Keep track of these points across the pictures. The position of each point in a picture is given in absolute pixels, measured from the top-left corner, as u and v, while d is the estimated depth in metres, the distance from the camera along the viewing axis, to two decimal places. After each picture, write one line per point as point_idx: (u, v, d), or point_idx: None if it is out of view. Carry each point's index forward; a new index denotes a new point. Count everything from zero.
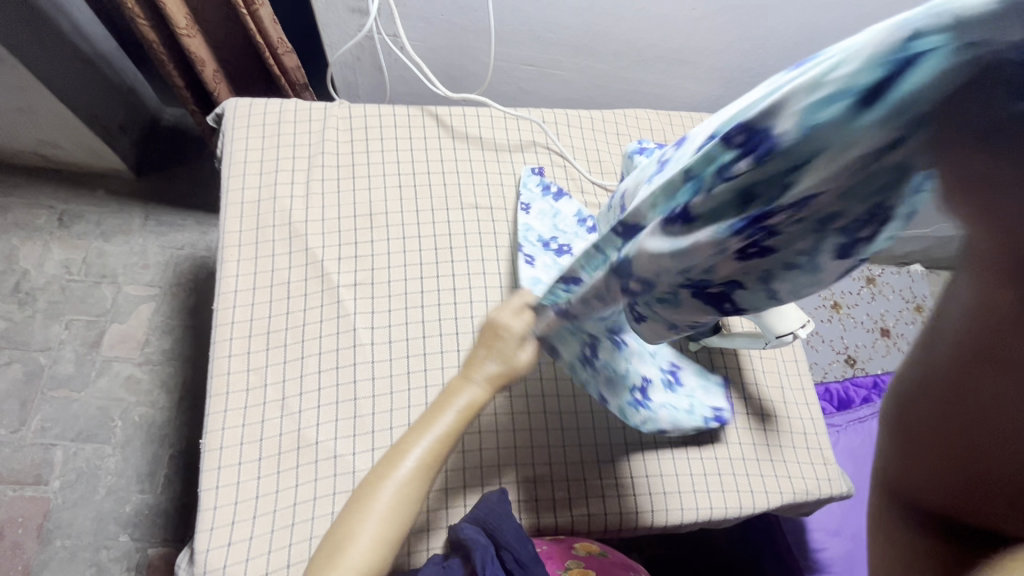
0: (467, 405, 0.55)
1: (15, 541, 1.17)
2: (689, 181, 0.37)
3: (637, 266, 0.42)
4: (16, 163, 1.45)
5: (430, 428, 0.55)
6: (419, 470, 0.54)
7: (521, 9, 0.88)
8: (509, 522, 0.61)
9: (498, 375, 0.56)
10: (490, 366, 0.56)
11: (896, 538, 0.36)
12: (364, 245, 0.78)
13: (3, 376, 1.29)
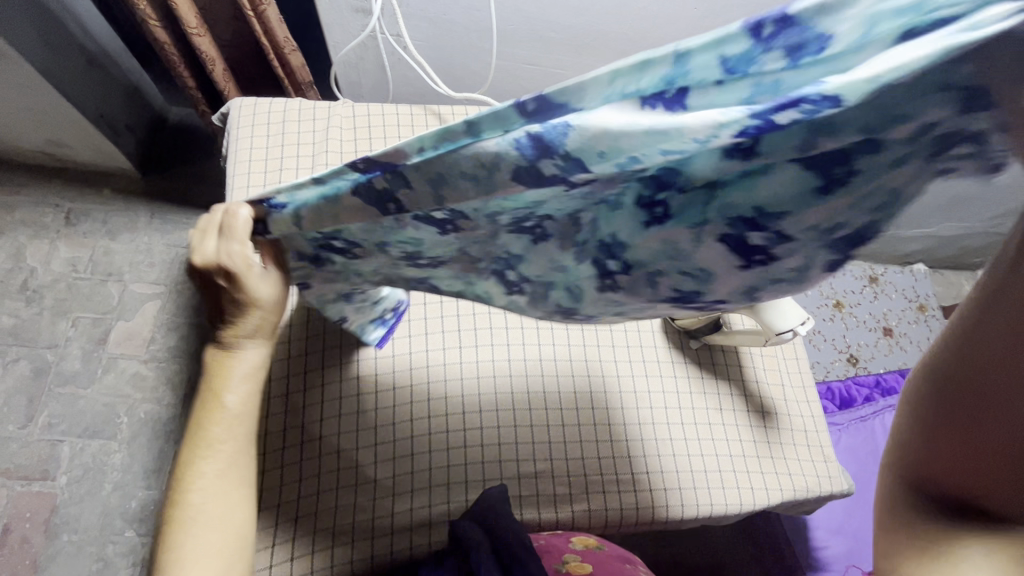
0: (244, 371, 0.54)
1: (23, 535, 1.19)
2: (680, 65, 0.29)
3: (581, 146, 0.32)
4: (25, 162, 1.46)
5: (207, 423, 0.52)
6: (220, 468, 0.52)
7: (522, 9, 0.88)
8: (509, 519, 0.62)
9: (269, 327, 0.54)
10: (251, 322, 0.53)
11: (898, 513, 0.40)
12: None
13: (11, 372, 1.31)
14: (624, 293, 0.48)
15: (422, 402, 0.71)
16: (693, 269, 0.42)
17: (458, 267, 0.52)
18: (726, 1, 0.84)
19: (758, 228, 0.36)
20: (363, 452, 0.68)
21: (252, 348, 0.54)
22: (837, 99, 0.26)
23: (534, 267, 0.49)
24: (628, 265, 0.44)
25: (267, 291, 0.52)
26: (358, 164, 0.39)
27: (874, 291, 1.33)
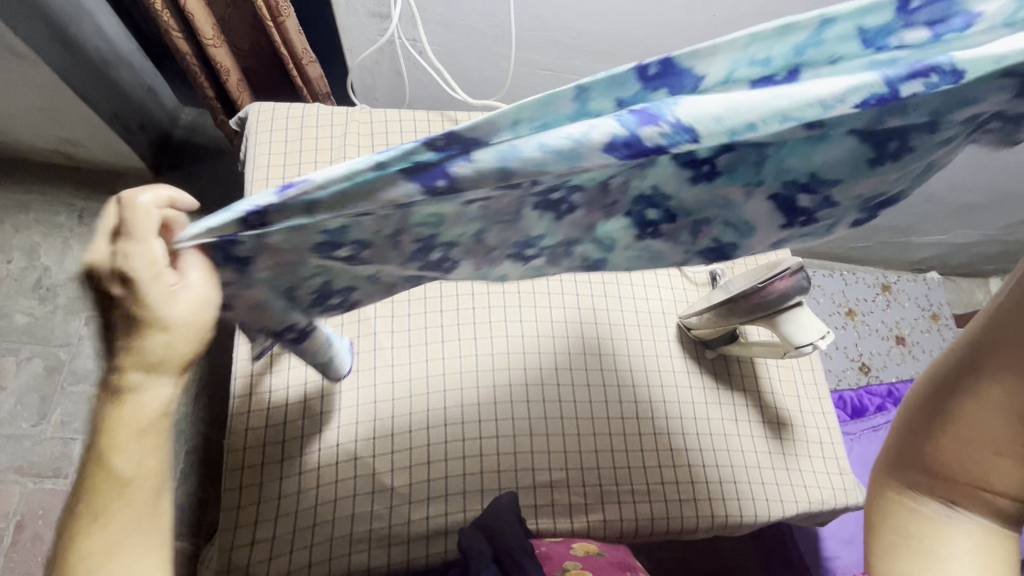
0: (148, 413, 0.40)
1: (36, 532, 1.21)
2: (814, 36, 0.33)
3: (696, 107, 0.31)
4: (39, 161, 1.47)
5: (95, 491, 0.40)
6: (110, 546, 0.40)
7: (539, 14, 0.88)
8: (510, 528, 0.61)
9: (179, 354, 0.39)
10: (153, 350, 0.38)
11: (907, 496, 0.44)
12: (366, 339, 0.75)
13: (24, 370, 1.32)
14: (662, 243, 0.47)
15: (440, 410, 0.71)
16: (738, 220, 0.45)
17: (469, 265, 0.48)
18: (746, 8, 0.84)
19: (809, 191, 0.42)
20: (380, 459, 0.68)
21: (155, 384, 0.40)
22: (961, 71, 0.30)
23: (559, 235, 0.45)
24: (673, 213, 0.43)
25: (180, 308, 0.38)
26: (437, 140, 0.32)
27: (887, 299, 1.33)
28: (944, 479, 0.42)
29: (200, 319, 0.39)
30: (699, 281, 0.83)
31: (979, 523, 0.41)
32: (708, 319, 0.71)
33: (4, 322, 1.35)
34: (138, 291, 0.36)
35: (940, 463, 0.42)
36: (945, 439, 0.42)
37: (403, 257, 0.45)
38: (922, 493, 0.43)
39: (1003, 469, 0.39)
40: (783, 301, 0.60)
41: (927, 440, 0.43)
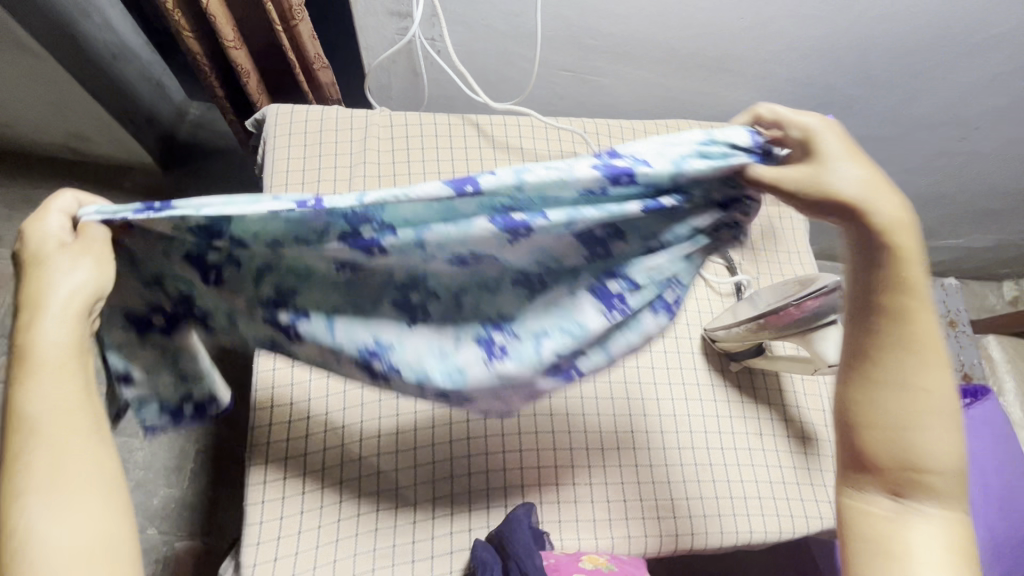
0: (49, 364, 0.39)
1: None
2: None
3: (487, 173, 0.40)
4: (46, 155, 1.45)
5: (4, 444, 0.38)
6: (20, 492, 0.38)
7: (563, 15, 0.86)
8: (520, 532, 0.62)
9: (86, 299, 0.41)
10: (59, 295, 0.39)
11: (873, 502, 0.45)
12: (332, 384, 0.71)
13: None
14: (512, 365, 0.52)
15: (463, 423, 0.70)
16: (569, 323, 0.52)
17: (317, 350, 0.55)
18: (775, 12, 0.83)
19: (612, 276, 0.50)
20: (404, 473, 0.68)
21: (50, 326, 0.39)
22: (647, 165, 0.40)
23: (412, 348, 0.53)
24: (514, 326, 0.53)
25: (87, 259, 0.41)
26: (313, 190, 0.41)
27: None
28: (894, 474, 0.44)
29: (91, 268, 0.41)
30: (724, 290, 0.81)
31: (937, 507, 0.44)
32: (740, 333, 0.70)
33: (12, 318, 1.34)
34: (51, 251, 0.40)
35: (886, 463, 0.44)
36: (877, 435, 0.44)
37: (257, 320, 0.53)
38: (874, 490, 0.45)
39: (931, 446, 0.43)
40: (817, 318, 0.59)
41: (864, 446, 0.45)
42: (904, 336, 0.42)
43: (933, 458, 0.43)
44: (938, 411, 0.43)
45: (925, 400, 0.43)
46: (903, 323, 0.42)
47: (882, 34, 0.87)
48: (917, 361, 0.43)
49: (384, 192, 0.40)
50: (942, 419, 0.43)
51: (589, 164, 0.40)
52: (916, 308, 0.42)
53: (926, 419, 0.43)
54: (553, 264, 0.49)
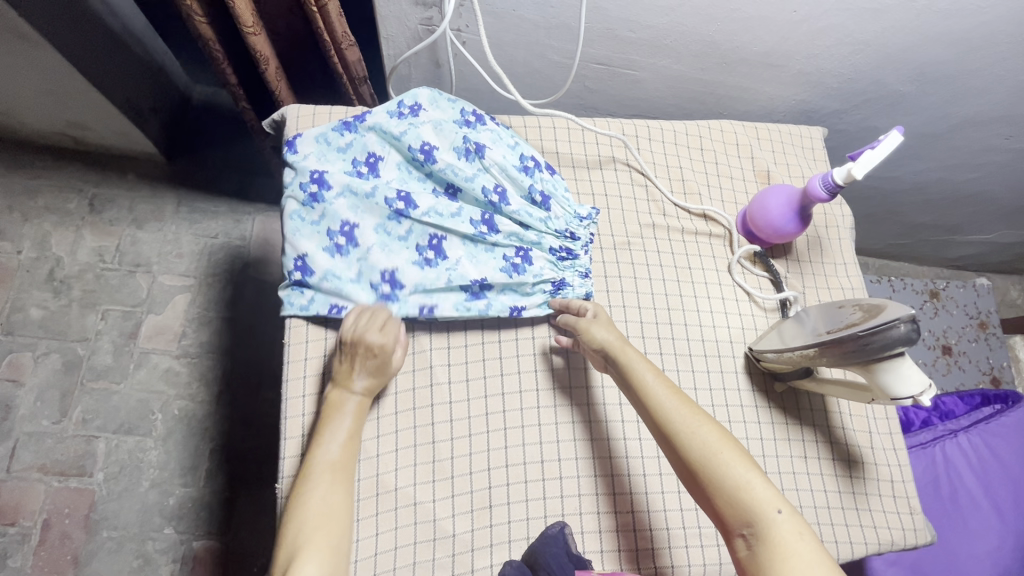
0: (353, 408, 0.63)
1: (63, 531, 1.20)
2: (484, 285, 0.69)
3: (440, 312, 0.68)
4: (44, 144, 1.39)
5: (316, 460, 0.60)
6: (330, 479, 0.59)
7: (602, 7, 0.80)
8: (554, 547, 0.60)
9: (374, 366, 0.63)
10: (359, 368, 0.63)
11: (754, 556, 0.50)
12: None
13: (43, 366, 1.29)
14: None
15: (501, 450, 0.67)
16: (504, 285, 0.69)
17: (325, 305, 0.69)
18: (831, 5, 0.78)
19: (517, 272, 0.69)
20: (442, 505, 0.64)
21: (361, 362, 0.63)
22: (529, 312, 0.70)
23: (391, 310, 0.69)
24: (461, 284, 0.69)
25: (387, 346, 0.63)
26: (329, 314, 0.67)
27: (935, 306, 1.29)
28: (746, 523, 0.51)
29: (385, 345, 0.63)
30: (768, 305, 0.78)
31: (809, 539, 0.49)
32: (793, 357, 0.66)
33: (20, 316, 1.31)
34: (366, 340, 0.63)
35: (712, 501, 0.53)
36: (711, 490, 0.53)
37: None
38: (744, 543, 0.51)
39: (752, 486, 0.52)
40: (885, 350, 0.55)
41: (707, 504, 0.54)
42: (640, 401, 0.59)
43: (735, 478, 0.52)
44: (701, 438, 0.55)
45: (684, 439, 0.55)
46: (636, 386, 0.60)
47: (944, 30, 0.82)
48: (661, 411, 0.58)
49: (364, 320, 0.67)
50: (712, 440, 0.55)
51: (501, 310, 0.68)
52: (634, 377, 0.60)
53: (699, 449, 0.54)
54: (487, 284, 0.69)
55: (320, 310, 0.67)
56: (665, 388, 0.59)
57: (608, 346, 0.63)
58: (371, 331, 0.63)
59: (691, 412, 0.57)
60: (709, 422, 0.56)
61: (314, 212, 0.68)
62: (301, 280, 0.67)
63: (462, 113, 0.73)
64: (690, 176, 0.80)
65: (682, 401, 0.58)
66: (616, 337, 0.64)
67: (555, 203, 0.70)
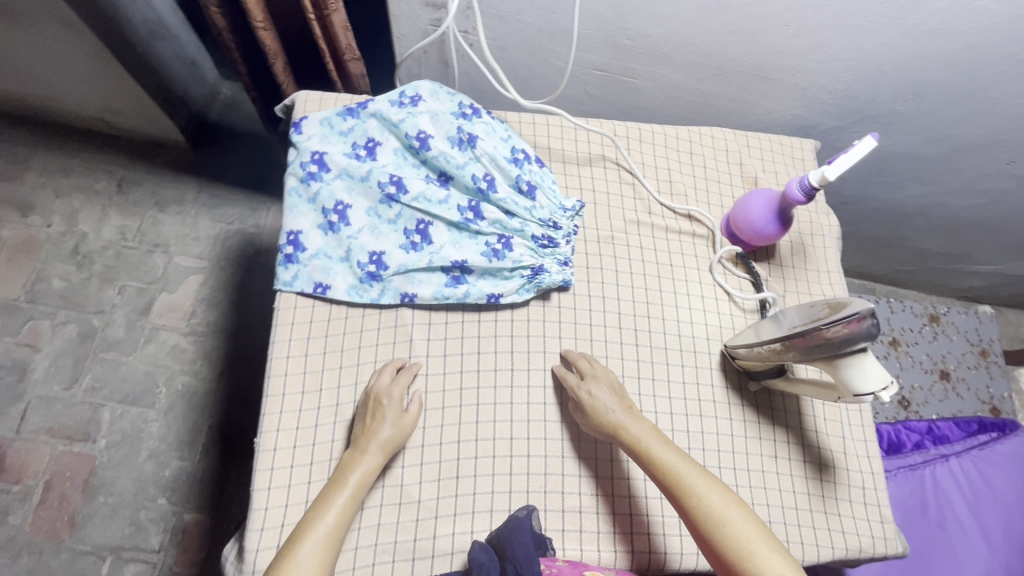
0: (366, 471, 0.62)
1: (62, 493, 1.25)
2: (465, 270, 0.71)
3: (421, 293, 0.70)
4: (81, 127, 1.49)
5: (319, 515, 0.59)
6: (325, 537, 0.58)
7: (602, 14, 0.85)
8: (521, 537, 0.59)
9: (396, 433, 0.63)
10: (381, 431, 0.63)
11: None
12: (335, 371, 0.69)
13: (60, 335, 1.35)
14: None
15: (471, 424, 0.68)
16: (486, 269, 0.71)
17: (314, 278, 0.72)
18: (822, 20, 0.81)
19: (499, 255, 0.71)
20: (409, 472, 0.65)
21: (383, 425, 0.63)
22: (507, 298, 0.72)
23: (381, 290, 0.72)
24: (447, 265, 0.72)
25: (404, 414, 0.65)
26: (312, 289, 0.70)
27: (935, 330, 1.29)
28: None
29: (400, 413, 0.64)
30: (747, 306, 0.79)
31: None
32: (763, 352, 0.68)
33: (42, 286, 1.38)
34: (383, 408, 0.64)
35: (721, 568, 0.55)
36: (718, 551, 0.55)
37: None
38: None
39: (760, 552, 0.53)
40: (847, 345, 0.57)
41: (715, 563, 0.56)
42: (647, 464, 0.61)
43: (741, 545, 0.54)
44: (706, 508, 0.56)
45: (695, 500, 0.57)
46: (643, 460, 0.62)
47: (937, 49, 0.84)
48: (673, 470, 0.60)
49: (348, 294, 0.70)
50: (717, 511, 0.56)
51: (480, 294, 0.71)
52: (637, 442, 0.63)
53: (707, 519, 0.56)
54: (468, 267, 0.71)
55: (304, 287, 0.70)
56: (671, 461, 0.60)
57: (608, 420, 0.64)
58: (391, 399, 0.64)
59: (702, 476, 0.59)
60: (717, 491, 0.58)
61: (310, 189, 0.72)
62: (292, 255, 0.70)
63: (459, 106, 0.77)
64: (677, 178, 0.82)
65: (694, 469, 0.59)
66: (620, 409, 0.65)
67: (541, 193, 0.73)
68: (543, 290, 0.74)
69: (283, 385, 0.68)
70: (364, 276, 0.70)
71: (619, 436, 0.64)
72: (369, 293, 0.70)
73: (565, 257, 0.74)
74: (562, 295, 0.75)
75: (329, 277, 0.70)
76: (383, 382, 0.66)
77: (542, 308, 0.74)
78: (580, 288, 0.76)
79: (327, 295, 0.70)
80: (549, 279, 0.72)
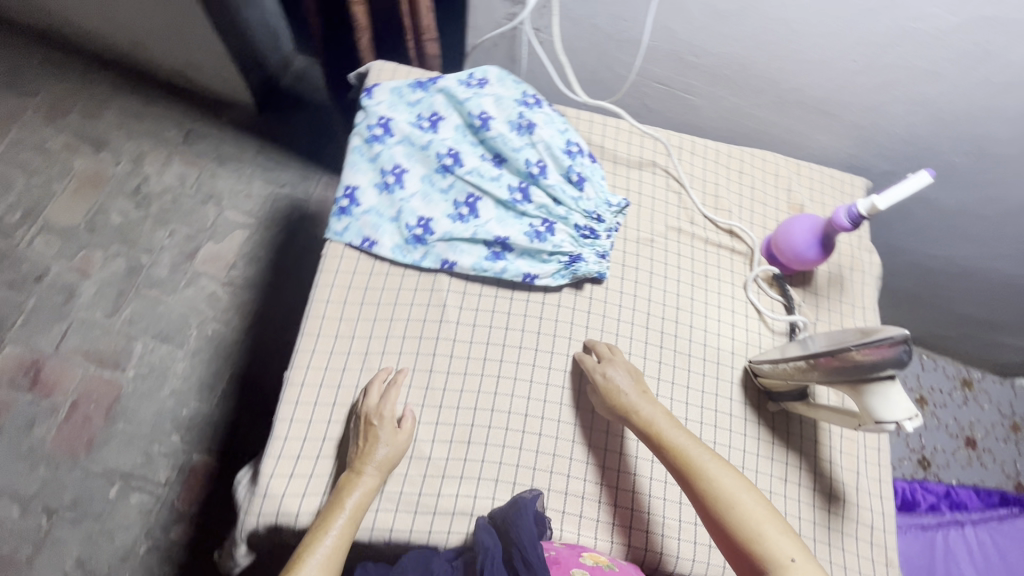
0: (362, 493, 0.60)
1: (86, 414, 1.31)
2: (506, 247, 0.74)
3: (461, 263, 0.73)
4: (162, 78, 1.58)
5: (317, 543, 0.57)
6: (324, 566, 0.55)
7: (672, 28, 0.88)
8: (526, 521, 0.60)
9: (389, 456, 0.63)
10: (376, 451, 0.62)
11: None
12: (368, 322, 0.71)
13: (109, 266, 1.43)
14: None
15: (490, 394, 0.69)
16: (525, 249, 0.73)
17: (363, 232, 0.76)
18: (890, 60, 0.82)
19: (540, 238, 0.73)
20: (424, 428, 0.67)
21: (379, 444, 0.62)
22: (541, 281, 0.74)
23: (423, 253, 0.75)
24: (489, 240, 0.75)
25: (398, 436, 0.64)
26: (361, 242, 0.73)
27: (965, 395, 1.38)
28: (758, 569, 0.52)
29: (394, 436, 0.64)
30: (777, 328, 0.79)
31: None
32: (787, 369, 0.68)
33: (102, 218, 1.46)
34: (376, 429, 0.63)
35: (729, 550, 0.54)
36: (726, 533, 0.54)
37: None
38: None
39: (769, 534, 0.52)
40: (874, 369, 0.57)
41: (722, 545, 0.55)
42: (658, 446, 0.62)
43: (751, 526, 0.53)
44: (716, 490, 0.56)
45: (706, 481, 0.57)
46: (654, 440, 0.62)
47: (1005, 104, 0.83)
48: (685, 451, 0.59)
49: (392, 252, 0.73)
50: (727, 492, 0.55)
51: (517, 273, 0.73)
52: (650, 423, 0.63)
53: (716, 499, 0.55)
54: (509, 245, 0.73)
55: (353, 239, 0.73)
56: (683, 443, 0.60)
57: (622, 401, 0.65)
58: (386, 419, 0.64)
59: (713, 458, 0.58)
60: (727, 472, 0.57)
61: (372, 150, 0.76)
62: (347, 208, 0.74)
63: (523, 94, 0.80)
64: (723, 193, 0.84)
65: (705, 451, 0.59)
66: (635, 393, 0.66)
67: (589, 186, 0.76)
68: (577, 278, 0.75)
69: (319, 327, 0.71)
70: (409, 237, 0.73)
71: (630, 417, 0.64)
72: (412, 255, 0.73)
73: (603, 251, 0.76)
74: (594, 286, 0.77)
75: (377, 233, 0.73)
76: (377, 405, 0.65)
77: (574, 296, 0.76)
78: (614, 283, 0.77)
79: (373, 250, 0.73)
80: (585, 269, 0.74)
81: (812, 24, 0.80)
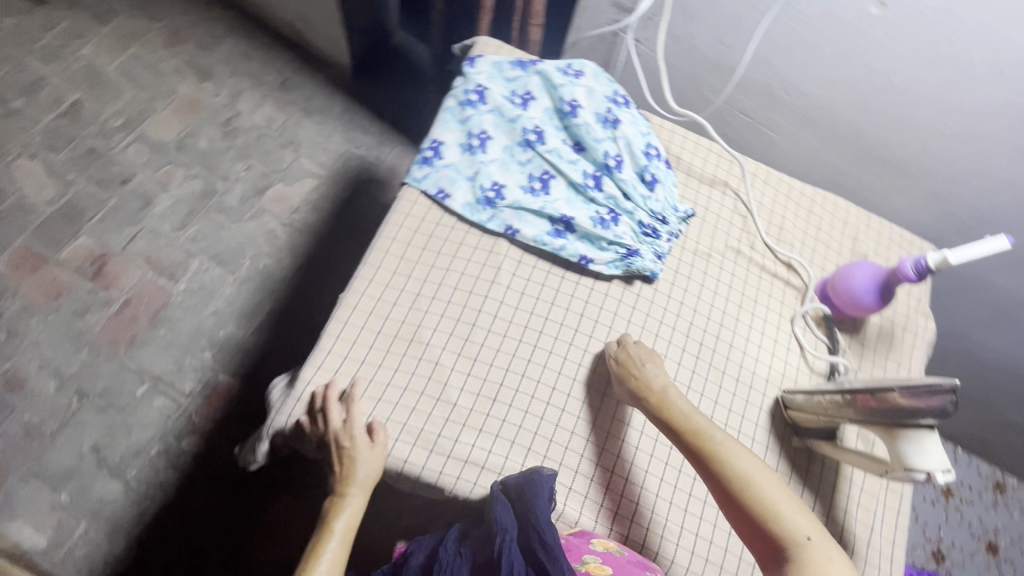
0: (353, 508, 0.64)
1: (134, 313, 1.39)
2: (568, 227, 0.76)
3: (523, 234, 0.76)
4: (274, 28, 1.70)
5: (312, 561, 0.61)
6: None
7: (770, 61, 0.90)
8: (544, 506, 0.61)
9: (367, 475, 0.64)
10: (356, 471, 0.64)
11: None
12: (424, 266, 0.75)
13: (187, 185, 1.52)
14: None
15: (524, 360, 0.72)
16: (587, 233, 0.76)
17: None
18: (983, 131, 0.81)
19: (603, 226, 0.76)
20: (456, 375, 0.70)
21: (358, 464, 0.64)
22: (595, 267, 0.76)
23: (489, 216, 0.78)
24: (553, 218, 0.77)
25: (377, 451, 0.65)
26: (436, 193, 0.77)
27: (996, 499, 1.31)
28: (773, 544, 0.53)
29: (371, 456, 0.64)
30: (816, 367, 0.79)
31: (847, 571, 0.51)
32: (822, 403, 0.68)
33: (191, 141, 1.57)
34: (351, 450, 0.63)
35: (744, 526, 0.55)
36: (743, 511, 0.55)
37: None
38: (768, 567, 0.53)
39: (786, 512, 0.53)
40: (915, 415, 0.56)
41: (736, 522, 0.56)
42: (673, 429, 0.62)
43: (769, 505, 0.54)
44: (734, 470, 0.56)
45: (723, 460, 0.57)
46: (671, 422, 0.62)
47: None
48: (703, 432, 0.60)
49: (462, 208, 0.77)
50: (744, 471, 0.56)
51: (573, 253, 0.75)
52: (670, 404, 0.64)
53: (733, 479, 0.56)
54: (572, 225, 0.76)
55: (429, 188, 0.78)
56: (702, 425, 0.61)
57: (644, 382, 0.66)
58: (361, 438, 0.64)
59: (731, 441, 0.59)
60: (745, 454, 0.58)
61: (465, 112, 0.81)
62: (430, 159, 0.79)
63: (614, 92, 0.83)
64: (789, 226, 0.84)
65: (722, 433, 0.60)
66: (657, 374, 0.67)
67: (659, 188, 0.78)
68: (629, 273, 0.77)
69: (380, 260, 0.75)
70: (481, 196, 0.77)
71: (647, 402, 0.65)
72: (480, 215, 0.76)
73: (660, 252, 0.77)
74: (644, 284, 0.78)
75: (453, 187, 0.77)
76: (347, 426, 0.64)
77: (624, 289, 0.77)
78: (664, 286, 0.79)
79: (445, 202, 0.77)
80: (639, 265, 0.76)
81: (912, 80, 0.81)
